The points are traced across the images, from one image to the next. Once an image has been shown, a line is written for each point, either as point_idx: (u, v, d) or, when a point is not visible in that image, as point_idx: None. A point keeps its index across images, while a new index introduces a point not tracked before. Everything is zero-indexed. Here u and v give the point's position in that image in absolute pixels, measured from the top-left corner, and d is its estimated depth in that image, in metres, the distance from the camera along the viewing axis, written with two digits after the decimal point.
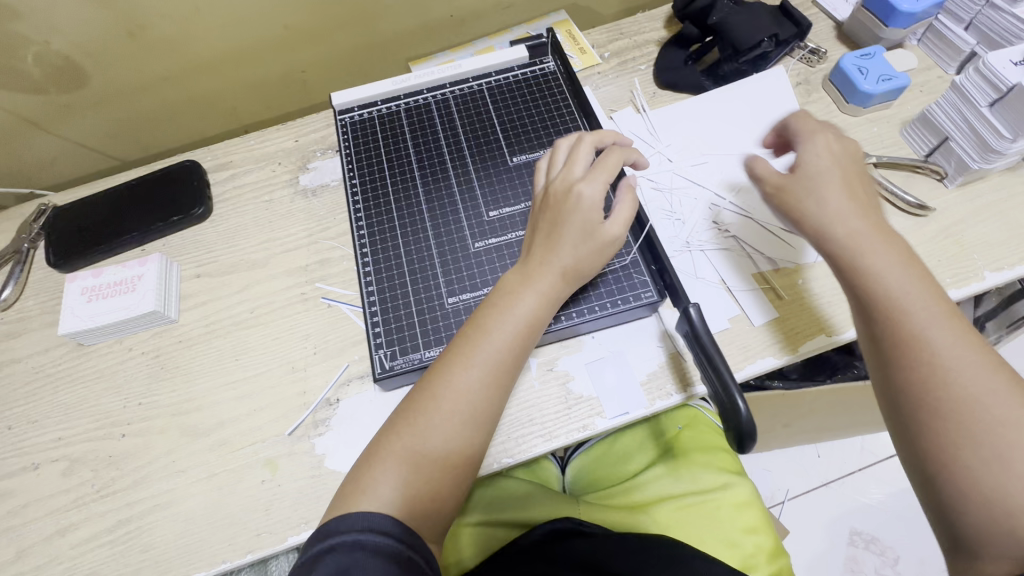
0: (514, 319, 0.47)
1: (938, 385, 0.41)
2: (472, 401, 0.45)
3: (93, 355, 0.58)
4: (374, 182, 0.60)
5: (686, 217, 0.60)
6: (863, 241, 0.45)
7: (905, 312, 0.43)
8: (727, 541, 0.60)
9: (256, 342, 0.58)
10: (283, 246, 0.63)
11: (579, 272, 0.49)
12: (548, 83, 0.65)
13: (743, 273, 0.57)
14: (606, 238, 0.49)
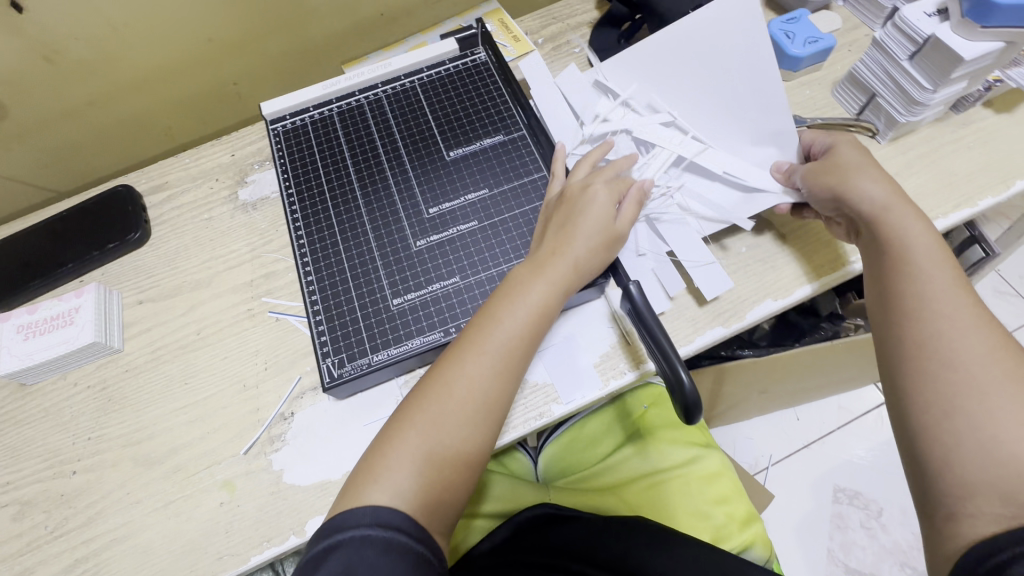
0: (526, 305, 0.47)
1: (931, 343, 0.42)
2: (488, 392, 0.45)
3: (36, 394, 0.56)
4: (311, 190, 0.59)
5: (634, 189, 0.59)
6: (888, 214, 0.48)
7: (914, 280, 0.45)
8: (698, 514, 0.62)
9: (204, 364, 0.57)
10: (226, 264, 0.62)
11: (590, 268, 0.49)
12: (480, 74, 0.64)
13: (691, 244, 0.56)
14: (616, 234, 0.50)
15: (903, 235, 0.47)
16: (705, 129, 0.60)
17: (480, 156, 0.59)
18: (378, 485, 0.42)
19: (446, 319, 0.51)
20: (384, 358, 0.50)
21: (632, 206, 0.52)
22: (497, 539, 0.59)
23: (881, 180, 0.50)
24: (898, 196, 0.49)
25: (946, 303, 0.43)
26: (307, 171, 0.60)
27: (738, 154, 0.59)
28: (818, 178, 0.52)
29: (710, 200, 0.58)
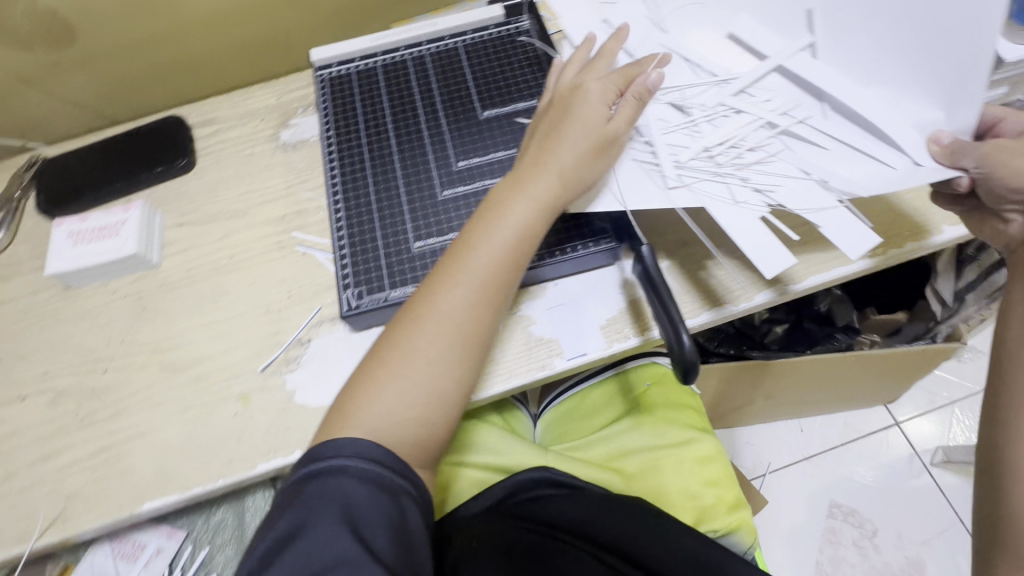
0: (506, 231, 0.48)
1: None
2: (468, 316, 0.47)
3: (79, 297, 0.61)
4: (349, 134, 0.62)
5: (729, 127, 0.53)
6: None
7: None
8: (686, 493, 0.62)
9: (232, 286, 0.60)
10: (261, 199, 0.65)
11: (577, 177, 0.49)
12: (521, 41, 0.66)
13: (800, 196, 0.48)
14: (608, 136, 0.49)
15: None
16: (870, 74, 0.52)
17: (511, 118, 0.61)
18: (362, 417, 0.45)
19: None
20: (401, 296, 0.53)
21: (629, 103, 0.51)
22: (475, 506, 0.61)
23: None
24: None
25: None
26: (352, 113, 0.63)
27: (896, 109, 0.51)
28: (1005, 154, 0.45)
29: (818, 155, 0.50)
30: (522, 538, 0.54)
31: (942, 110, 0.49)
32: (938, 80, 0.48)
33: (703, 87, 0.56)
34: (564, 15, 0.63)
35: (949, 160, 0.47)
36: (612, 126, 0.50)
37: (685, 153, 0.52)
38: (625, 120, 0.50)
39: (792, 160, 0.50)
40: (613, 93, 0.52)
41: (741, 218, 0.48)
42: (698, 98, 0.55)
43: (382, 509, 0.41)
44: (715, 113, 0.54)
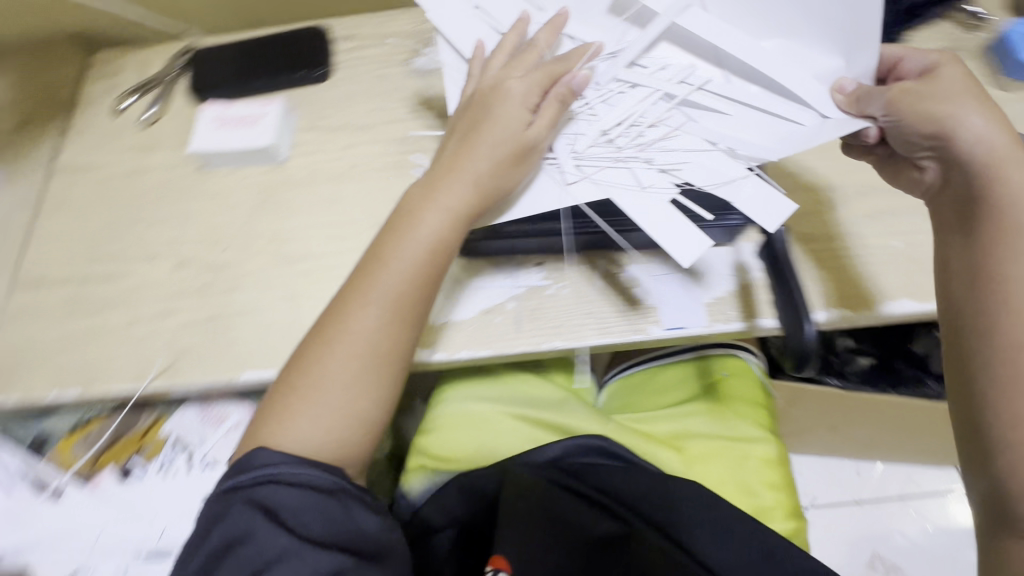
0: (417, 243, 0.49)
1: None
2: (376, 334, 0.48)
3: (211, 178, 0.65)
4: None
5: (610, 108, 0.52)
6: (1010, 165, 0.44)
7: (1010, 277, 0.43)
8: (746, 491, 0.59)
9: (349, 194, 0.63)
10: (389, 119, 0.67)
11: (489, 186, 0.49)
12: None
13: (713, 181, 0.47)
14: (527, 144, 0.49)
15: (1009, 193, 0.44)
16: (733, 12, 0.52)
17: None
18: (276, 444, 0.46)
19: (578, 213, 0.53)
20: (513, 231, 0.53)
21: (551, 105, 0.50)
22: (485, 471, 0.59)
23: (984, 111, 0.45)
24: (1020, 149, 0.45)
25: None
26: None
27: (748, 77, 0.51)
28: (902, 102, 0.46)
29: (718, 121, 0.50)
30: (602, 527, 0.54)
31: (842, 57, 0.49)
32: (826, 40, 0.49)
33: (595, 65, 0.53)
34: (437, 14, 0.55)
35: (855, 109, 0.47)
36: (536, 131, 0.49)
37: (586, 142, 0.51)
38: (547, 123, 0.49)
39: (694, 132, 0.50)
40: (535, 81, 0.50)
41: (634, 201, 0.47)
42: (593, 76, 0.53)
43: (315, 500, 0.45)
44: (609, 91, 0.53)
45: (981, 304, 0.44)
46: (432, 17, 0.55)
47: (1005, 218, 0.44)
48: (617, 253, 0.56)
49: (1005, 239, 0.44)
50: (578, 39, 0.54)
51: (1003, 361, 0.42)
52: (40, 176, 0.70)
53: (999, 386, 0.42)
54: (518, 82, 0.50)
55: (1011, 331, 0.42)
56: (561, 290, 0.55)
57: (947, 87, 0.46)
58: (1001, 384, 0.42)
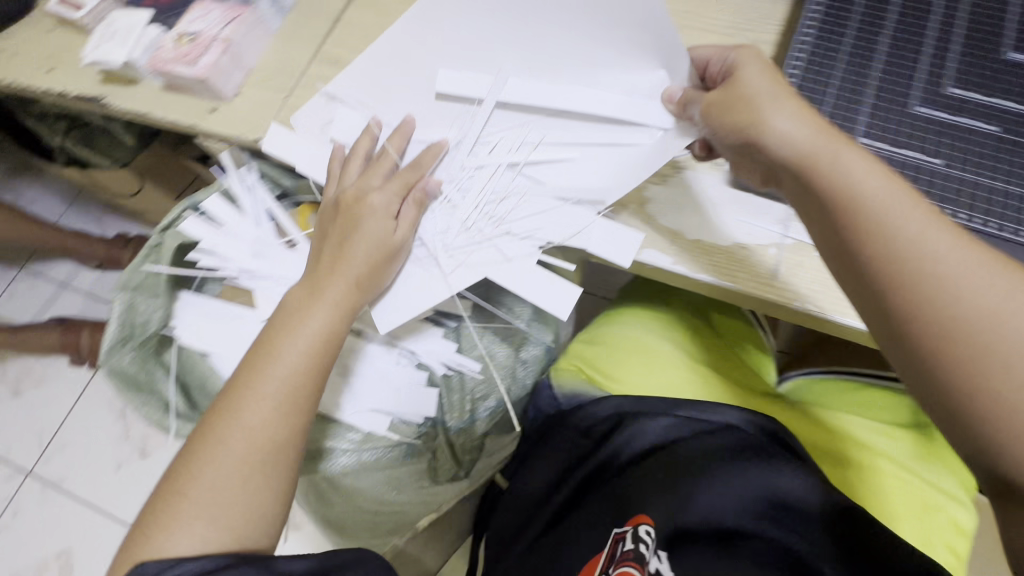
0: (309, 332, 0.51)
1: (1006, 311, 0.36)
2: (260, 428, 0.48)
3: None
4: (841, 6, 0.56)
5: (477, 206, 0.59)
6: (825, 156, 0.42)
7: (913, 274, 0.38)
8: (921, 536, 0.52)
9: None
10: (702, 27, 0.62)
11: (371, 282, 0.54)
12: None
13: (563, 227, 0.56)
14: (395, 244, 0.55)
15: (842, 181, 0.41)
16: (551, 95, 0.58)
17: None
18: (166, 552, 0.44)
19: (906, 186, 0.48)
20: None
21: (411, 210, 0.56)
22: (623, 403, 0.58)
23: (793, 111, 0.44)
24: (827, 132, 0.43)
25: (946, 259, 0.38)
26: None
27: (546, 121, 0.59)
28: (717, 115, 0.47)
29: (568, 171, 0.58)
30: (727, 516, 0.48)
31: (664, 68, 0.55)
32: (631, 90, 0.56)
33: (449, 164, 0.60)
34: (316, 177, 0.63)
35: (685, 114, 0.52)
36: (398, 235, 0.55)
37: (462, 236, 0.58)
38: (408, 224, 0.56)
39: (538, 195, 0.58)
40: (395, 189, 0.56)
41: (520, 268, 0.57)
42: (447, 170, 0.60)
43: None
44: (461, 177, 0.59)
45: (882, 293, 0.39)
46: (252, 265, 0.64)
47: (862, 201, 0.40)
48: None
49: (881, 215, 0.40)
50: (427, 144, 0.60)
51: (931, 337, 0.37)
52: None
53: (953, 368, 0.37)
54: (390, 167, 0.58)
55: (922, 304, 0.38)
56: None
57: (766, 86, 0.45)
58: (954, 365, 0.37)
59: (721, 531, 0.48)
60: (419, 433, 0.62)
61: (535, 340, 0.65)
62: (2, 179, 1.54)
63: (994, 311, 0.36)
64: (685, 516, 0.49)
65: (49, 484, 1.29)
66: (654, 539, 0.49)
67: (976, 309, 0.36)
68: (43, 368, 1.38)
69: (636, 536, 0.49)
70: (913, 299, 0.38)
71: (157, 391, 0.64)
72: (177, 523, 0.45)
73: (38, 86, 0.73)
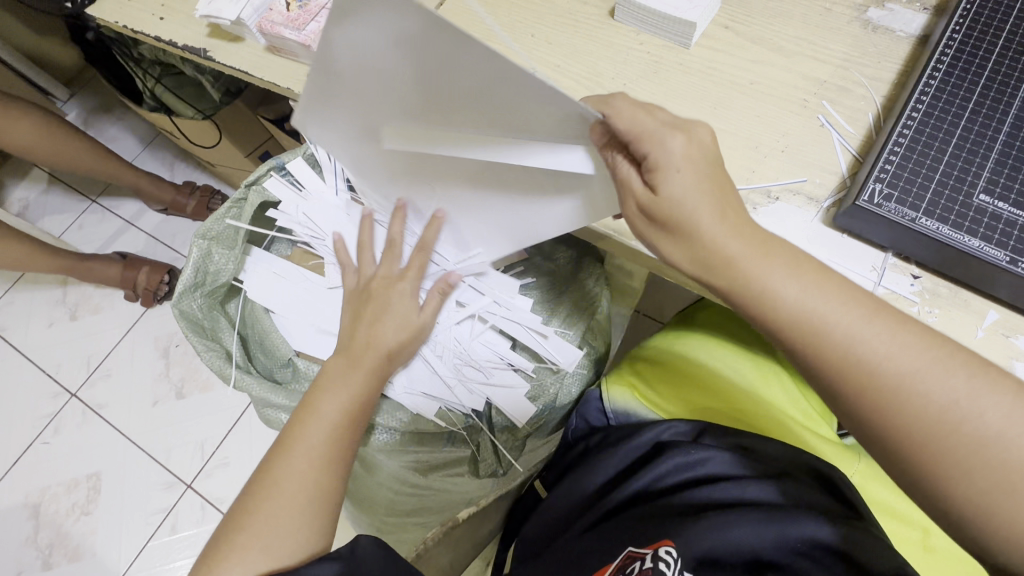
0: (346, 396, 0.52)
1: (964, 408, 0.36)
2: (302, 475, 0.48)
3: (611, 29, 0.65)
4: (975, 51, 0.53)
5: (476, 337, 0.64)
6: (736, 283, 0.40)
7: (869, 373, 0.37)
8: None
9: (740, 106, 0.59)
10: (813, 57, 0.60)
11: (399, 356, 0.57)
12: None
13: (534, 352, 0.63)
14: (417, 326, 0.58)
15: (766, 304, 0.40)
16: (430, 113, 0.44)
17: None
18: None
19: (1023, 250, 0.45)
20: (931, 229, 0.47)
21: (433, 296, 0.60)
22: (684, 430, 0.57)
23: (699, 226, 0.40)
24: (754, 242, 0.40)
25: (883, 338, 0.38)
26: (994, 32, 0.53)
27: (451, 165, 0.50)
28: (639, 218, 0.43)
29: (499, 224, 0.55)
30: (761, 546, 0.46)
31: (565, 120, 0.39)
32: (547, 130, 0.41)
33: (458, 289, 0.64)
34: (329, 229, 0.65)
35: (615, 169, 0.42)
36: (421, 318, 0.58)
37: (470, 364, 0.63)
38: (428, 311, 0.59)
39: (518, 322, 0.63)
40: (416, 275, 0.59)
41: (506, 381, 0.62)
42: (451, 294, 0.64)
43: None
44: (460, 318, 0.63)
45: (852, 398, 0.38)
46: (304, 278, 0.65)
47: (797, 322, 0.39)
48: (1015, 314, 0.47)
49: (810, 326, 0.39)
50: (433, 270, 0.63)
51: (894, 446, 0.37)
52: None
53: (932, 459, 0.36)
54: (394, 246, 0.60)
55: (881, 403, 0.37)
56: (929, 316, 0.48)
57: (679, 191, 0.40)
58: (926, 472, 0.36)
59: (750, 559, 0.46)
60: (465, 424, 0.62)
61: (588, 347, 0.65)
62: (88, 114, 1.62)
63: (955, 417, 0.36)
64: (712, 538, 0.46)
65: (90, 408, 1.35)
66: (676, 560, 0.46)
67: (932, 417, 0.36)
68: (101, 297, 1.45)
69: (655, 555, 0.46)
70: (873, 412, 0.38)
71: (218, 339, 0.64)
72: (241, 524, 0.47)
73: (149, 31, 0.76)
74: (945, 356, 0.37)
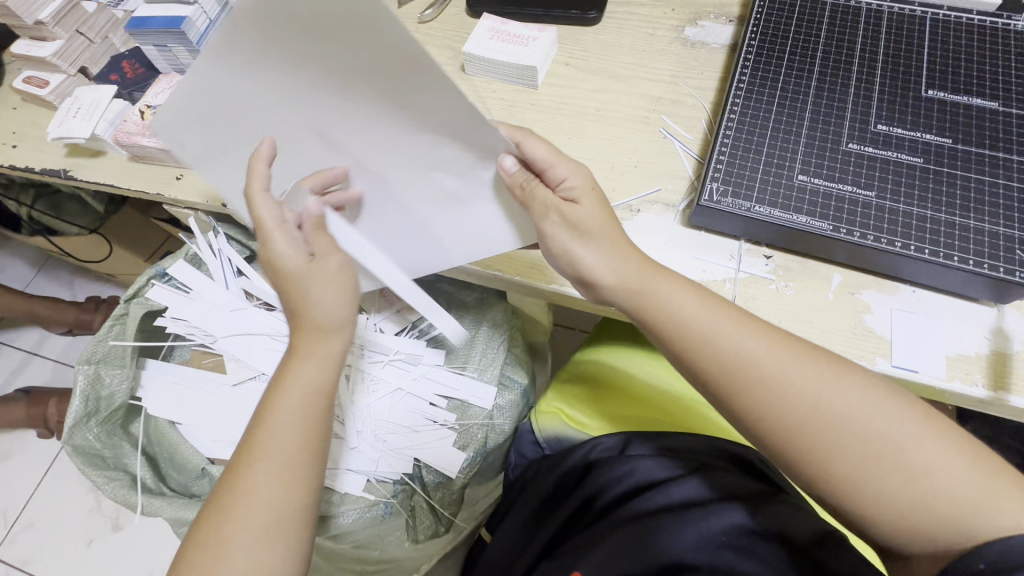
0: (298, 390, 0.46)
1: (814, 396, 0.40)
2: (272, 484, 0.43)
3: (465, 83, 0.69)
4: (770, 53, 0.60)
5: (391, 401, 0.64)
6: (642, 295, 0.45)
7: (753, 377, 0.41)
8: None
9: (592, 133, 0.63)
10: (646, 78, 0.67)
11: (334, 318, 0.47)
12: (1005, 40, 0.58)
13: (451, 400, 0.65)
14: (331, 266, 0.47)
15: (663, 315, 0.44)
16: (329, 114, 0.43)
17: (959, 110, 0.55)
18: None
19: (843, 218, 0.51)
20: (766, 213, 0.52)
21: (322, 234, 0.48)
22: (611, 445, 0.58)
23: (599, 248, 0.46)
24: (646, 263, 0.46)
25: (756, 346, 0.42)
26: (783, 34, 0.61)
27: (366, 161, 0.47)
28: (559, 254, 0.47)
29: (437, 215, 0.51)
30: (684, 549, 0.45)
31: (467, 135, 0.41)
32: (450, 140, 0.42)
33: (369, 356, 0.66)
34: (224, 326, 0.64)
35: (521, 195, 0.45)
36: (326, 257, 0.47)
37: (386, 427, 0.63)
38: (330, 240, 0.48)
39: (428, 376, 0.65)
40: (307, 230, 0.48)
41: (428, 436, 0.63)
42: (364, 364, 0.65)
43: None
44: (375, 385, 0.65)
45: (735, 405, 0.42)
46: (205, 380, 0.63)
47: (695, 329, 0.43)
48: (856, 273, 0.53)
49: (701, 337, 0.43)
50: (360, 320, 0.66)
51: (767, 437, 0.41)
52: None
53: (793, 440, 0.40)
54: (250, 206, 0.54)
55: (757, 405, 0.41)
56: (786, 290, 0.53)
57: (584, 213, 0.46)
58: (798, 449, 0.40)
59: (674, 562, 0.45)
60: (394, 492, 0.62)
61: (511, 382, 0.67)
62: None
63: (824, 402, 0.39)
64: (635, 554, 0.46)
65: (12, 566, 1.21)
66: None
67: (788, 412, 0.40)
68: (10, 442, 1.33)
69: None
70: (749, 404, 0.41)
71: (124, 465, 0.62)
72: None
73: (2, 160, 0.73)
74: (814, 357, 0.41)
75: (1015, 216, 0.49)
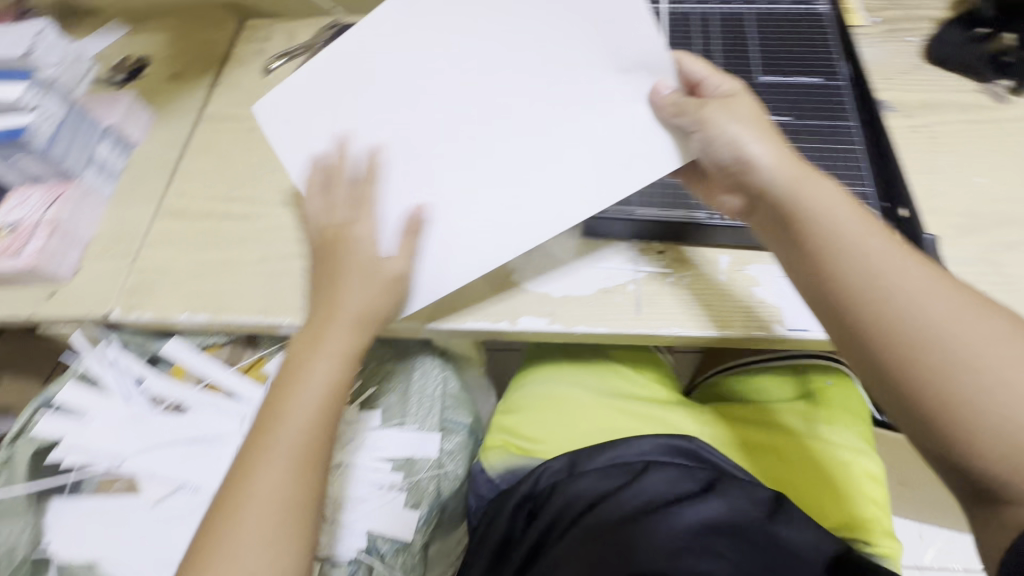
0: (297, 424, 0.48)
1: (938, 313, 0.39)
2: (268, 527, 0.45)
3: None
4: None
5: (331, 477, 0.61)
6: (790, 189, 0.45)
7: (882, 274, 0.41)
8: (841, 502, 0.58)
9: None
10: None
11: (373, 313, 0.52)
12: (814, 22, 0.65)
13: (395, 459, 0.62)
14: (388, 273, 0.52)
15: (811, 209, 0.44)
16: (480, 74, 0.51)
17: (790, 90, 0.61)
18: None
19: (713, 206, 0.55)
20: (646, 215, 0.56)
21: (405, 240, 0.53)
22: (559, 467, 0.58)
23: (764, 144, 0.47)
24: (795, 167, 0.46)
25: (888, 255, 0.41)
26: None
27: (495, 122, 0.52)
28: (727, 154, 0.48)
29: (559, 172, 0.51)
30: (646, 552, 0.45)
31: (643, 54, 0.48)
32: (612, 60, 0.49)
33: None
34: (132, 442, 0.59)
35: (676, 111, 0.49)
36: (392, 264, 0.53)
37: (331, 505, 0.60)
38: (402, 255, 0.52)
39: (366, 441, 0.63)
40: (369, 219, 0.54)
41: (375, 505, 0.60)
42: None
43: None
44: None
45: (863, 292, 0.41)
46: (117, 508, 0.57)
47: (835, 224, 0.43)
48: (740, 250, 0.57)
49: (837, 232, 0.43)
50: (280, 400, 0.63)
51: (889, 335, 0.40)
52: (188, 120, 0.74)
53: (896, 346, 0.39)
54: (383, 197, 0.54)
55: (881, 301, 0.40)
56: (682, 280, 0.56)
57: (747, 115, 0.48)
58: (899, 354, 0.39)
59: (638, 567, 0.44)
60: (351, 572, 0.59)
61: (454, 425, 0.66)
62: None
63: (951, 319, 0.38)
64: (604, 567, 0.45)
65: None
66: None
67: (904, 315, 0.39)
68: None
69: None
70: (866, 301, 0.41)
71: None
72: None
73: None
74: (912, 262, 0.41)
75: (857, 175, 0.55)
